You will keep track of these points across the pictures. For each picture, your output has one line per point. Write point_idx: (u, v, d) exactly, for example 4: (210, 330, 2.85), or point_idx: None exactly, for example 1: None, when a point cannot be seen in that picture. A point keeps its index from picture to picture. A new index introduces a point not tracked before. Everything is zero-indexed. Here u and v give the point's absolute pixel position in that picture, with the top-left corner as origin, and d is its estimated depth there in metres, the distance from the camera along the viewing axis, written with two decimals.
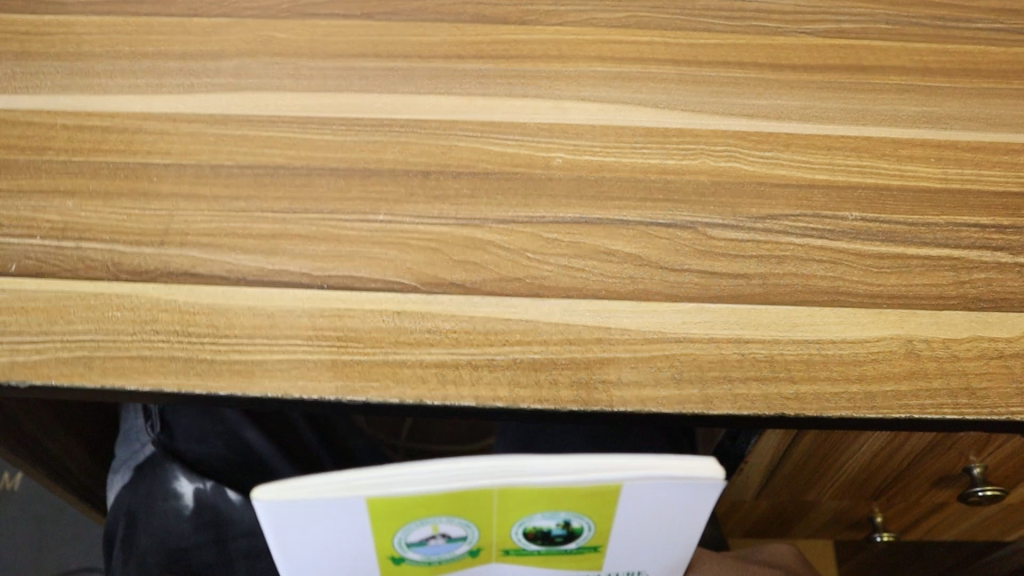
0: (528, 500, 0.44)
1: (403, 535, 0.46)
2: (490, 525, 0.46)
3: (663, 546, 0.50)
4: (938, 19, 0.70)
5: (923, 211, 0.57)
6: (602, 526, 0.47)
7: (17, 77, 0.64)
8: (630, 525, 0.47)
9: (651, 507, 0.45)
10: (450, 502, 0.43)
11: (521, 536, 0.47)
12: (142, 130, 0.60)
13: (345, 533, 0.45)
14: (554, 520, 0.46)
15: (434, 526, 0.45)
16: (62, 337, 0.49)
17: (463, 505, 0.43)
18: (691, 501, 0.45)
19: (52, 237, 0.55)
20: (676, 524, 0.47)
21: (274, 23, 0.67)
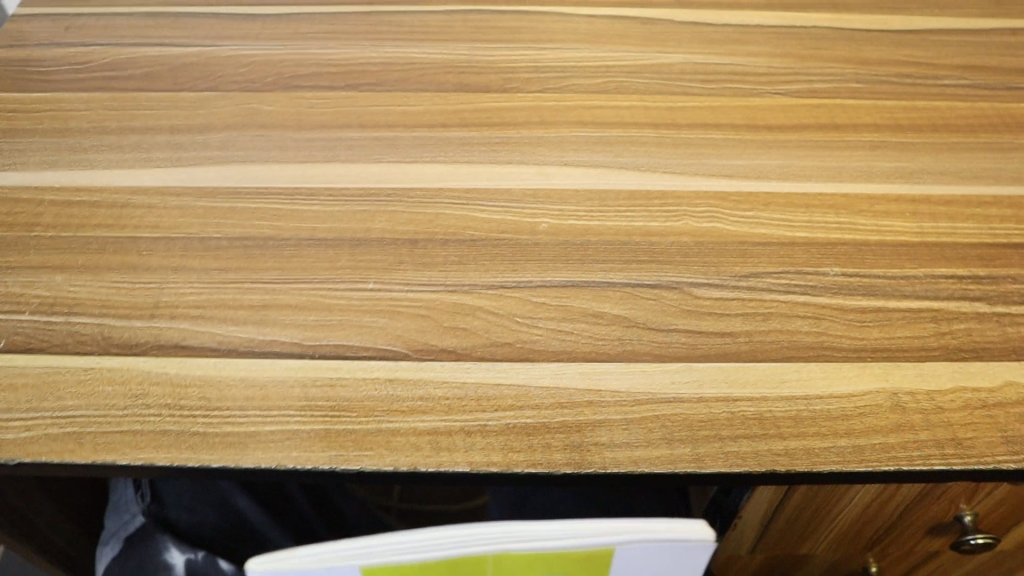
0: (523, 565, 0.43)
1: None
2: None
3: None
4: (906, 77, 0.72)
5: (901, 264, 0.59)
6: None
7: (6, 154, 0.65)
8: None
9: (645, 568, 0.45)
10: (445, 568, 0.43)
11: None
12: (131, 204, 0.61)
13: None
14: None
15: None
16: (51, 413, 0.49)
17: (458, 570, 0.43)
18: (685, 562, 0.45)
19: (41, 312, 0.55)
20: None
21: (260, 96, 0.69)
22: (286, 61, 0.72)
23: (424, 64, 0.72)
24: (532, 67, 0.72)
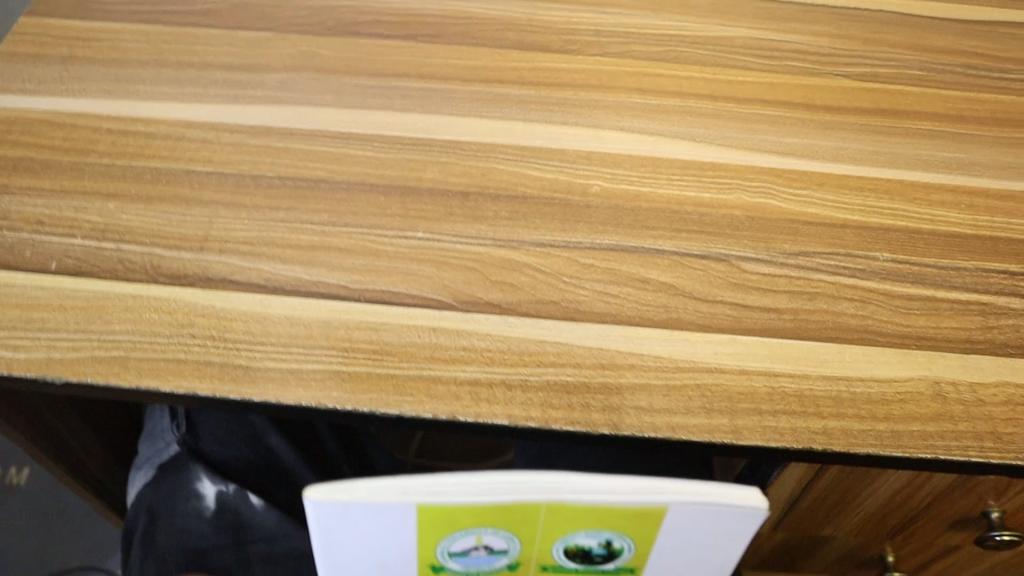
0: (575, 518, 0.44)
1: (446, 545, 0.46)
2: (533, 540, 0.47)
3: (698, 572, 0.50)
4: (971, 68, 0.71)
5: (951, 255, 0.58)
6: (642, 548, 0.47)
7: (65, 80, 0.65)
8: (669, 548, 0.47)
9: (694, 532, 0.46)
10: (499, 513, 0.43)
11: (562, 553, 0.48)
12: (185, 138, 0.61)
13: (390, 541, 0.46)
14: (596, 539, 0.46)
15: (479, 537, 0.46)
16: (99, 336, 0.50)
17: (511, 518, 0.44)
18: (732, 530, 0.45)
19: (92, 237, 0.55)
20: (717, 551, 0.48)
21: (318, 40, 0.69)
22: (345, 7, 0.72)
23: (484, 20, 0.71)
24: (592, 31, 0.71)
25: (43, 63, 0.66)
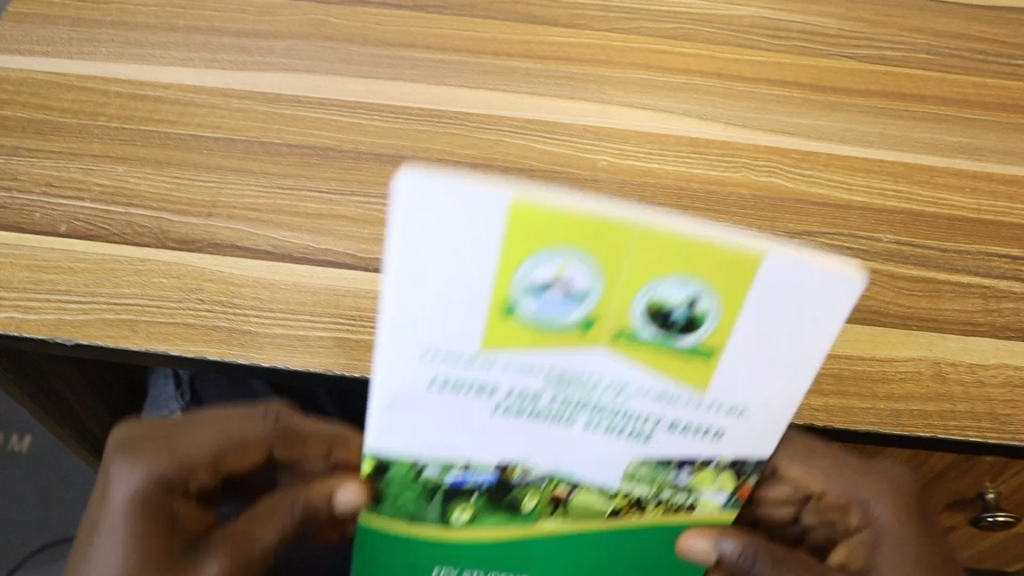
0: (659, 251, 0.28)
1: (524, 277, 0.29)
2: (624, 270, 0.29)
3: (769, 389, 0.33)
4: (979, 53, 0.71)
5: (955, 238, 0.58)
6: (730, 301, 0.30)
7: (73, 42, 0.65)
8: (783, 310, 0.30)
9: (782, 295, 0.30)
10: (559, 231, 0.27)
11: (646, 311, 0.30)
12: (194, 103, 0.61)
13: (444, 261, 0.28)
14: (685, 284, 0.29)
15: (561, 265, 0.28)
16: (108, 299, 0.50)
17: (578, 231, 0.27)
18: (816, 305, 0.31)
19: (101, 201, 0.55)
20: (794, 339, 0.32)
21: (326, 8, 0.68)
22: None
23: None
24: (602, 6, 0.71)
25: (51, 25, 0.66)
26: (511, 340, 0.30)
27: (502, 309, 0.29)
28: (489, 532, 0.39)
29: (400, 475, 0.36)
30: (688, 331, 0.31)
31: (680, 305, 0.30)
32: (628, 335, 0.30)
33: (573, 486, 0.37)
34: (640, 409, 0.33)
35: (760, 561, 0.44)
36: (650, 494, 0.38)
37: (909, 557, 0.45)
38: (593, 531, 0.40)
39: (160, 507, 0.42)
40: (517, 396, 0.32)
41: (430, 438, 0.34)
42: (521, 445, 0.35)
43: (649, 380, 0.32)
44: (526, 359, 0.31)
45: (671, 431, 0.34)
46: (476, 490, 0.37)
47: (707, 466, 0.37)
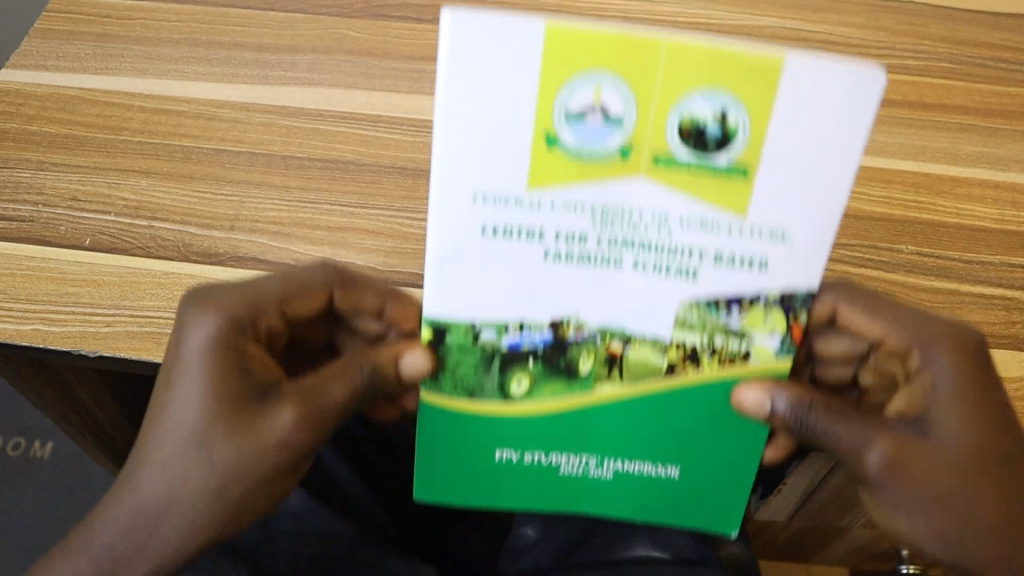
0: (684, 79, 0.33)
1: (563, 102, 0.34)
2: (655, 83, 0.33)
3: (810, 216, 0.36)
4: (1002, 61, 0.71)
5: (977, 249, 0.58)
6: (761, 111, 0.34)
7: (99, 58, 0.66)
8: (803, 119, 0.34)
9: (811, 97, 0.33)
10: (603, 49, 0.33)
11: (680, 127, 0.34)
12: (216, 117, 0.62)
13: (488, 99, 0.34)
14: (713, 97, 0.33)
15: (597, 89, 0.33)
16: (132, 312, 0.51)
17: (618, 46, 0.33)
18: (846, 107, 0.33)
19: (125, 215, 0.56)
20: (826, 142, 0.34)
21: (348, 22, 0.69)
22: None
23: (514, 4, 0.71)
24: (621, 17, 0.71)
25: (77, 41, 0.67)
26: (553, 170, 0.35)
27: (548, 143, 0.34)
28: (539, 404, 0.42)
29: (454, 340, 0.40)
30: (719, 149, 0.34)
31: (711, 119, 0.34)
32: (664, 158, 0.35)
33: (626, 340, 0.39)
34: (682, 242, 0.36)
35: (815, 416, 0.43)
36: (704, 344, 0.39)
37: (966, 405, 0.44)
38: (648, 395, 0.41)
39: (232, 345, 0.45)
40: (566, 236, 0.36)
41: (489, 296, 0.38)
42: (573, 292, 0.38)
43: (688, 204, 0.35)
44: (570, 195, 0.35)
45: (715, 262, 0.37)
46: (532, 353, 0.40)
47: (759, 303, 0.38)
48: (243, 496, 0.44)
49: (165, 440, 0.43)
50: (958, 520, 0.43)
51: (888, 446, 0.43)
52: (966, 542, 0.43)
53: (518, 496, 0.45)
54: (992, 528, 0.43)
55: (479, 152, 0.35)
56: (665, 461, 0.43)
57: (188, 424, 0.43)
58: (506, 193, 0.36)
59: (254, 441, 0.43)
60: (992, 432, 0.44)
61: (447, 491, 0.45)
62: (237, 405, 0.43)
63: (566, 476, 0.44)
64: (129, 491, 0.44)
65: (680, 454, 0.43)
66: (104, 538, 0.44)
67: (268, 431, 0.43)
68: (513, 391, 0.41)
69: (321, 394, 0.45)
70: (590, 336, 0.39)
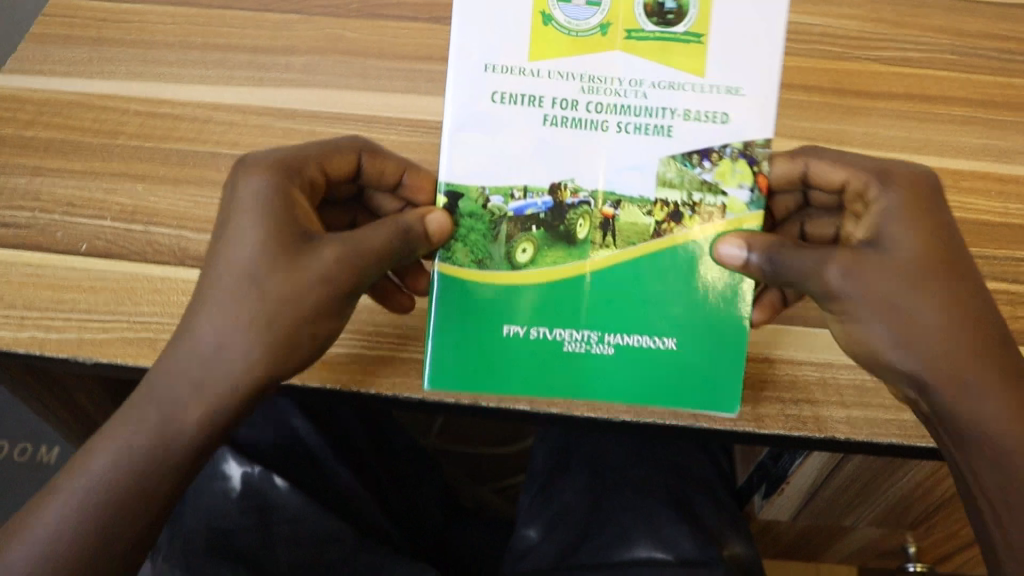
0: None
1: None
2: None
3: (759, 51, 0.46)
4: (1005, 53, 0.68)
5: (978, 243, 0.58)
6: (704, 2, 0.46)
7: (93, 61, 0.65)
8: None
9: None
10: None
11: None
12: (213, 121, 0.62)
13: None
14: None
15: None
16: (129, 317, 0.52)
17: None
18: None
19: (122, 219, 0.56)
20: None
21: (343, 22, 0.67)
22: None
23: None
24: None
25: (71, 44, 0.66)
26: (548, 45, 0.46)
27: (545, 20, 0.46)
28: (542, 273, 0.47)
29: (469, 206, 0.47)
30: (678, 20, 0.46)
31: (668, 1, 0.46)
32: (636, 32, 0.46)
33: (617, 202, 0.47)
34: (655, 102, 0.46)
35: (785, 251, 0.46)
36: (684, 202, 0.47)
37: (920, 222, 0.46)
38: (638, 258, 0.47)
39: (285, 190, 0.47)
40: (561, 101, 0.46)
41: (501, 158, 0.47)
42: (571, 149, 0.47)
43: (656, 70, 0.46)
44: (565, 64, 0.46)
45: (684, 117, 0.46)
46: (534, 220, 0.47)
47: (725, 153, 0.46)
48: (291, 335, 0.45)
49: (216, 283, 0.45)
50: (917, 331, 0.44)
51: (846, 258, 0.45)
52: (932, 353, 0.44)
53: (525, 374, 0.48)
54: (951, 336, 0.44)
55: (494, 36, 0.46)
56: (662, 330, 0.47)
57: (243, 261, 0.45)
58: (511, 76, 0.46)
59: (297, 275, 0.45)
60: (943, 246, 0.46)
61: (462, 365, 0.48)
62: (285, 240, 0.45)
63: (570, 352, 0.47)
64: (181, 345, 0.45)
65: (672, 319, 0.47)
66: (150, 406, 0.44)
67: (311, 265, 0.45)
68: (519, 258, 0.47)
69: (356, 234, 0.47)
70: (585, 200, 0.47)
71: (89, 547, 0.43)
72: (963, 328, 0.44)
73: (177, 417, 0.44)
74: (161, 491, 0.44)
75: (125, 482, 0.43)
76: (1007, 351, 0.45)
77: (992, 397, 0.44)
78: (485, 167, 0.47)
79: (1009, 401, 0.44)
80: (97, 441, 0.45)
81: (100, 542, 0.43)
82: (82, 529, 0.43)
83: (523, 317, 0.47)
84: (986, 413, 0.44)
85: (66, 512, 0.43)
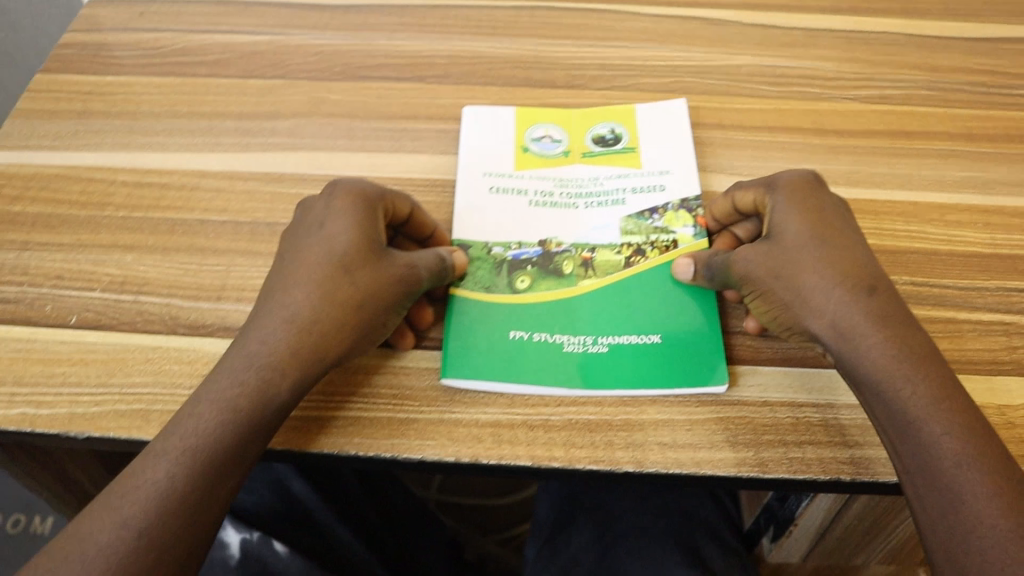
0: (594, 111, 0.67)
1: (528, 133, 0.65)
2: (574, 123, 0.66)
3: (681, 157, 0.63)
4: (981, 86, 0.71)
5: (972, 275, 0.57)
6: (632, 133, 0.65)
7: (80, 135, 0.66)
8: (653, 128, 0.65)
9: (659, 121, 0.66)
10: (545, 113, 0.67)
11: (592, 137, 0.65)
12: (200, 187, 0.62)
13: (490, 128, 0.65)
14: (606, 124, 0.66)
15: (545, 129, 0.65)
16: (120, 389, 0.50)
17: (555, 113, 0.67)
18: (677, 127, 0.65)
19: (111, 290, 0.56)
20: (671, 134, 0.65)
21: (328, 85, 0.69)
22: (353, 51, 0.73)
23: (492, 58, 0.72)
24: (599, 65, 0.72)
25: (59, 118, 0.67)
26: (529, 166, 0.63)
27: (523, 150, 0.64)
28: (538, 296, 0.55)
29: (476, 252, 0.57)
30: (617, 144, 0.64)
31: (607, 134, 0.65)
32: (589, 152, 0.64)
33: (593, 249, 0.58)
34: (611, 188, 0.61)
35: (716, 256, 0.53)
36: (644, 242, 0.58)
37: (802, 210, 0.51)
38: (617, 281, 0.56)
39: (361, 194, 0.52)
40: (540, 192, 0.61)
41: (500, 225, 0.59)
42: (555, 223, 0.59)
43: (608, 170, 0.62)
44: (541, 172, 0.62)
45: (633, 192, 0.61)
46: (529, 262, 0.57)
47: (669, 208, 0.60)
48: (375, 315, 0.48)
49: (310, 269, 0.48)
50: (800, 295, 0.48)
51: (749, 248, 0.51)
52: (818, 309, 0.47)
53: (534, 369, 0.51)
54: (830, 289, 0.47)
55: (487, 161, 0.63)
56: (647, 331, 0.53)
57: (341, 253, 0.48)
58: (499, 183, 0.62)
59: (380, 268, 0.49)
60: (823, 224, 0.50)
61: (473, 362, 0.51)
62: (372, 245, 0.50)
63: (569, 351, 0.52)
64: (275, 321, 0.46)
65: (655, 323, 0.54)
66: (232, 375, 0.44)
67: (392, 263, 0.50)
68: (519, 286, 0.55)
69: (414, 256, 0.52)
70: (567, 249, 0.57)
71: (198, 500, 0.41)
72: (840, 281, 0.47)
73: (269, 381, 0.44)
74: (250, 455, 0.43)
75: (230, 439, 0.42)
76: (887, 298, 0.46)
77: (872, 336, 0.45)
78: (487, 231, 0.58)
79: (890, 339, 0.45)
80: (175, 416, 0.44)
81: (204, 501, 0.41)
82: (191, 483, 0.41)
83: (524, 327, 0.53)
84: (867, 354, 0.45)
85: (176, 470, 0.41)
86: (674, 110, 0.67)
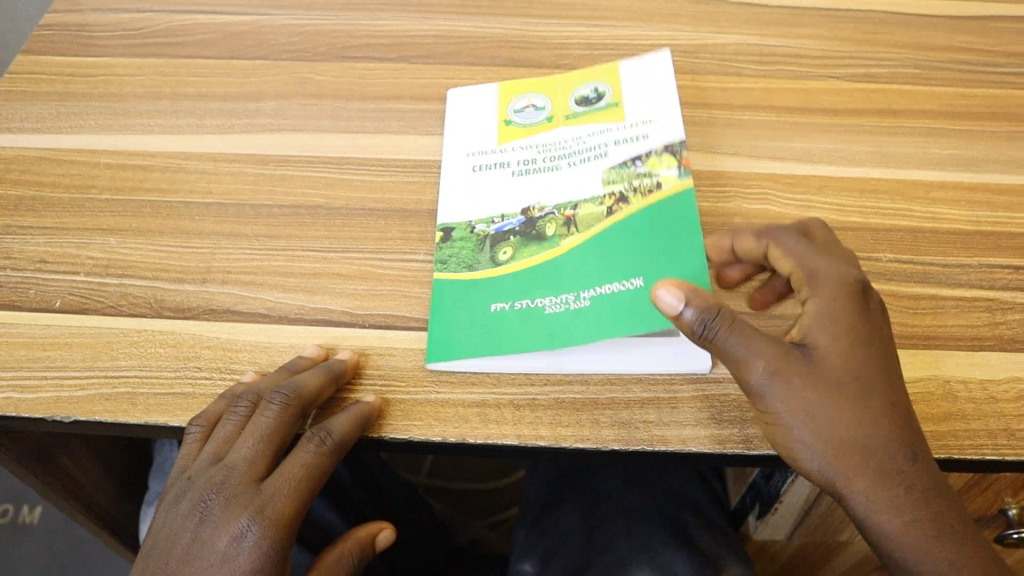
0: (578, 75, 0.66)
1: (511, 106, 0.65)
2: (558, 91, 0.65)
3: (664, 108, 0.61)
4: (964, 64, 0.71)
5: (955, 252, 0.57)
6: (615, 89, 0.64)
7: (62, 117, 0.65)
8: (635, 83, 0.64)
9: (644, 75, 0.65)
10: (531, 85, 0.66)
11: (574, 101, 0.64)
12: (183, 169, 0.61)
13: (475, 107, 0.65)
14: (589, 85, 0.65)
15: (529, 99, 0.65)
16: (106, 372, 0.50)
17: (540, 83, 0.66)
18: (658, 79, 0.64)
19: (95, 273, 0.55)
20: (654, 88, 0.63)
21: (311, 66, 0.69)
22: (337, 31, 0.72)
23: (477, 38, 0.72)
24: (584, 44, 0.72)
25: (40, 100, 0.66)
26: (512, 136, 0.62)
27: (506, 123, 0.63)
28: (519, 266, 0.54)
29: (460, 233, 0.57)
30: (600, 102, 0.63)
31: (591, 93, 0.64)
32: (572, 114, 0.63)
33: (575, 207, 0.57)
34: (595, 144, 0.60)
35: (720, 325, 0.43)
36: (626, 189, 0.57)
37: (840, 337, 0.45)
38: (600, 235, 0.54)
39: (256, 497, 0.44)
40: (524, 161, 0.60)
41: (483, 203, 0.58)
42: (538, 192, 0.58)
43: (591, 127, 0.61)
44: (525, 141, 0.62)
45: (615, 145, 0.59)
46: (512, 233, 0.56)
47: (652, 154, 0.58)
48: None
49: None
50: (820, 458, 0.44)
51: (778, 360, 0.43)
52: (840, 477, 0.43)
53: (516, 336, 0.50)
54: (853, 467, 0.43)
55: (471, 140, 0.63)
56: (631, 276, 0.52)
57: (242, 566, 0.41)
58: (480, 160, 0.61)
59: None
60: (857, 360, 0.44)
61: (457, 341, 0.51)
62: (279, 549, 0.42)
63: (551, 312, 0.51)
64: None
65: (639, 268, 0.52)
66: None
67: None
68: (501, 258, 0.55)
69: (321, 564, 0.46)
70: (550, 212, 0.57)
71: None
72: (868, 452, 0.43)
73: None
74: None
75: None
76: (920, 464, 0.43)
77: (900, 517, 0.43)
78: (471, 210, 0.58)
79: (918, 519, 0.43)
80: None
81: None
82: None
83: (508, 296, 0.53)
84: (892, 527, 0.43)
85: None
86: (657, 60, 0.65)
